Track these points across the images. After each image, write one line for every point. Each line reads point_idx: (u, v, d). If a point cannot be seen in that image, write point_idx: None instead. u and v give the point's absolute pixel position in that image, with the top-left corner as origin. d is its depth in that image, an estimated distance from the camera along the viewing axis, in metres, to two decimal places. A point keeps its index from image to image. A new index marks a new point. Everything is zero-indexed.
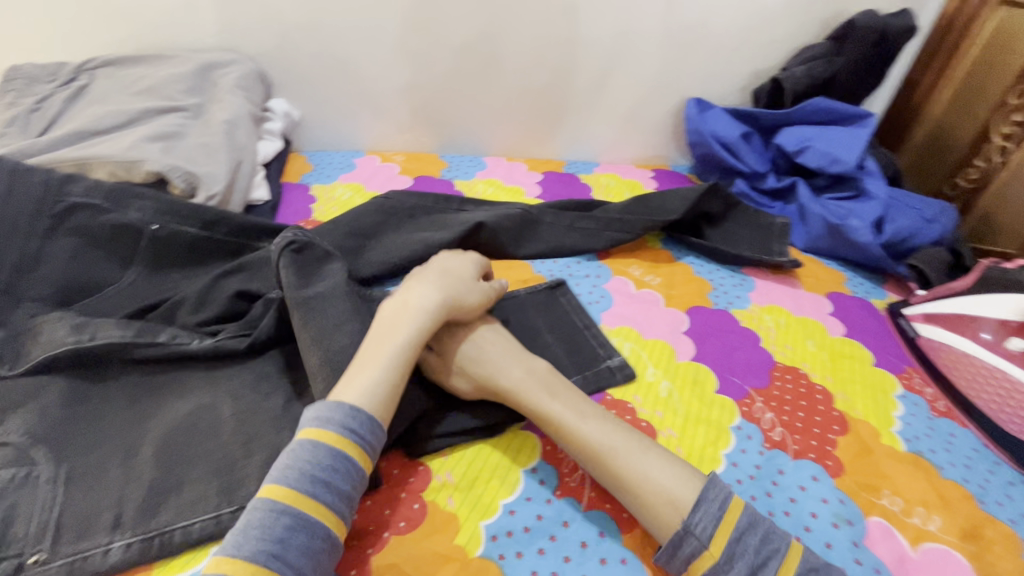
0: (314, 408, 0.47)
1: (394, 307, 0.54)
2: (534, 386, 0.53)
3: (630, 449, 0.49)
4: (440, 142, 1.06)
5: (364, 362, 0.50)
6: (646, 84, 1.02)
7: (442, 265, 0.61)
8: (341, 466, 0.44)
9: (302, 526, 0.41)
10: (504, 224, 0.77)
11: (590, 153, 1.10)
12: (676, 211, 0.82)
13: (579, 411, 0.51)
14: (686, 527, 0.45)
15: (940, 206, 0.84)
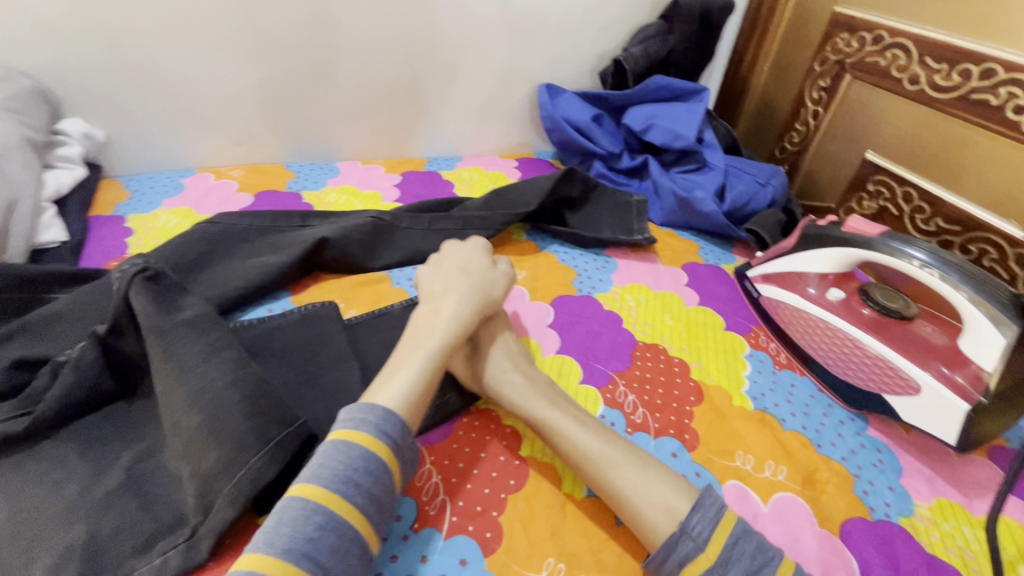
0: (347, 409, 0.46)
1: (427, 317, 0.56)
2: (529, 395, 0.53)
3: (625, 459, 0.47)
4: (286, 150, 0.97)
5: (399, 367, 0.50)
6: (496, 73, 1.00)
7: (460, 260, 0.63)
8: (373, 466, 0.43)
9: (332, 527, 0.40)
10: (351, 237, 0.71)
11: (451, 148, 1.07)
12: (534, 202, 0.81)
13: (577, 418, 0.51)
14: (682, 528, 0.43)
15: (772, 170, 0.91)
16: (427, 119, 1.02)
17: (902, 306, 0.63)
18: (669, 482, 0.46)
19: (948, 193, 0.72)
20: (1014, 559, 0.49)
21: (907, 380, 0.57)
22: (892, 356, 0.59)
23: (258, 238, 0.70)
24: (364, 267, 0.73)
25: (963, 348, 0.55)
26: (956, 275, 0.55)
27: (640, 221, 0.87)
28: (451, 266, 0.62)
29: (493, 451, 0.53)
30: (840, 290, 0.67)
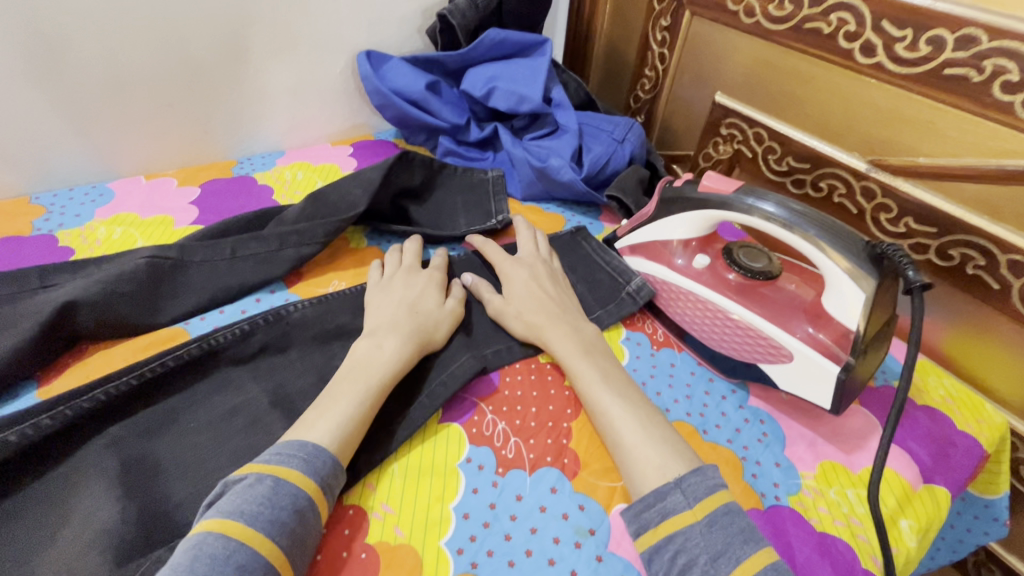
0: (277, 445, 0.42)
1: (367, 348, 0.51)
2: (571, 343, 0.55)
3: (641, 417, 0.48)
4: (30, 177, 0.73)
5: (324, 406, 0.45)
6: (302, 41, 0.82)
7: (410, 294, 0.57)
8: (301, 505, 0.39)
9: (252, 569, 0.35)
10: (116, 292, 0.53)
11: (268, 141, 0.88)
12: (364, 203, 0.67)
13: (606, 373, 0.52)
14: (676, 482, 0.42)
15: (627, 124, 0.84)
16: (225, 111, 0.82)
17: (766, 265, 0.59)
18: (671, 447, 0.45)
19: (794, 131, 0.69)
20: (895, 513, 0.48)
21: (779, 347, 0.53)
22: (759, 324, 0.54)
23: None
24: (150, 327, 0.55)
25: (826, 305, 0.52)
26: (814, 229, 0.50)
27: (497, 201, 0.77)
28: (400, 300, 0.56)
29: (334, 547, 0.42)
30: (705, 255, 0.61)
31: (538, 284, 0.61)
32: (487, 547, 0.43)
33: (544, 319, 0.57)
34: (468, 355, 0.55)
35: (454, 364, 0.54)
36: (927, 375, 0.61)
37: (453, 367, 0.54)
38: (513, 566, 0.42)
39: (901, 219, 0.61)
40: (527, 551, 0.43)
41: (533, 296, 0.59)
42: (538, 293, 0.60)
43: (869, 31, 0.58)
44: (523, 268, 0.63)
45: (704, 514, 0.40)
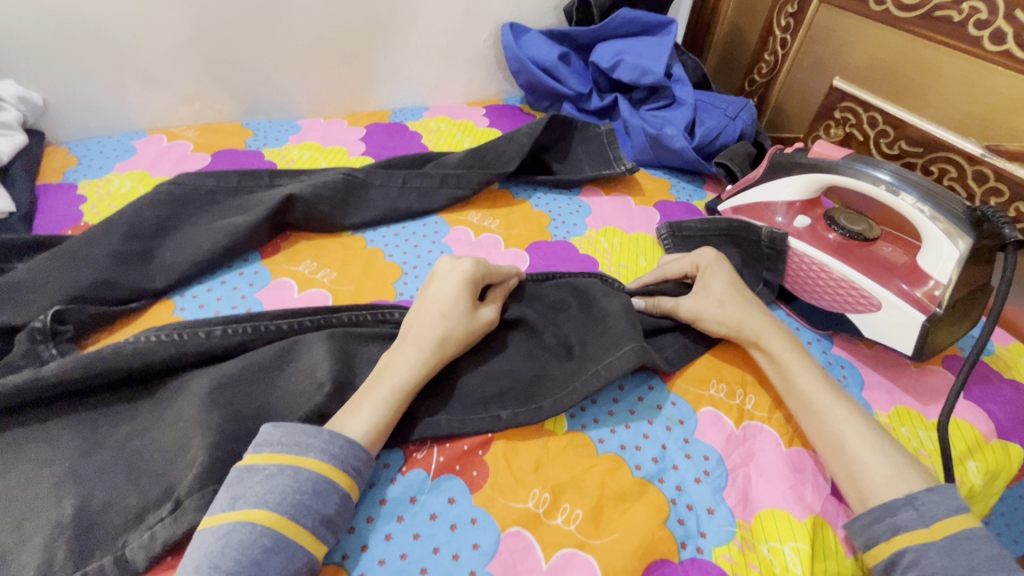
0: (288, 431, 0.43)
1: (391, 361, 0.50)
2: (785, 343, 0.56)
3: (868, 427, 0.49)
4: (242, 107, 0.92)
5: (359, 406, 0.46)
6: (458, 11, 0.95)
7: (440, 297, 0.54)
8: (323, 489, 0.41)
9: (280, 549, 0.37)
10: (322, 194, 0.69)
11: (415, 98, 1.03)
12: (514, 161, 0.80)
13: (828, 380, 0.53)
14: (909, 498, 0.44)
15: (742, 104, 0.90)
16: (389, 67, 0.97)
17: (865, 229, 0.64)
18: (895, 458, 0.47)
19: (911, 116, 0.72)
20: (964, 455, 0.53)
21: (869, 298, 0.59)
22: (854, 278, 0.60)
23: (226, 201, 0.67)
24: (337, 227, 0.71)
25: (921, 262, 0.57)
26: (916, 193, 0.56)
27: (615, 151, 0.88)
28: (432, 304, 0.53)
29: None
30: (807, 217, 0.67)
31: (733, 287, 0.60)
32: (594, 417, 0.54)
33: (755, 317, 0.58)
34: (639, 343, 0.54)
35: (620, 351, 0.54)
36: (1019, 355, 0.64)
37: (620, 353, 0.54)
38: (614, 433, 0.53)
39: (1011, 203, 0.64)
40: (626, 425, 0.53)
41: (734, 296, 0.59)
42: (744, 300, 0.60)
43: (1001, 20, 0.61)
44: (721, 262, 0.63)
45: (942, 534, 0.42)
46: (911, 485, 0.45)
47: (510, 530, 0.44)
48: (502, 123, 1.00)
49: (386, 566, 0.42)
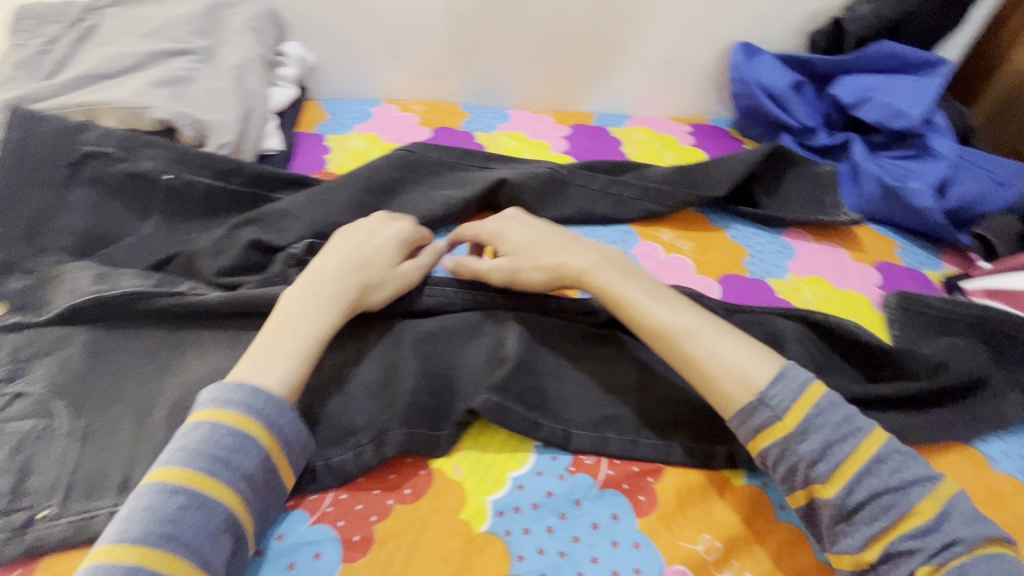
0: (210, 389, 0.42)
1: (299, 297, 0.49)
2: (609, 270, 0.54)
3: (701, 327, 0.49)
4: (464, 91, 0.99)
5: (273, 352, 0.45)
6: (690, 24, 0.92)
7: (365, 245, 0.54)
8: (242, 444, 0.40)
9: (196, 508, 0.37)
10: (530, 183, 0.72)
11: (621, 106, 1.03)
12: (724, 187, 0.76)
13: (653, 293, 0.52)
14: (760, 399, 0.45)
15: (1017, 169, 0.78)
16: (604, 72, 0.98)
17: None
18: (761, 355, 0.47)
19: None
20: None
21: None
22: None
23: (445, 173, 0.73)
24: (533, 215, 0.72)
25: None
26: None
27: (833, 196, 0.79)
28: (358, 251, 0.53)
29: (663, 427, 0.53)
30: None
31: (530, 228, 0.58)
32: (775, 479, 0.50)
33: (570, 254, 0.55)
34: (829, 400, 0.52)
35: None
36: None
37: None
38: None
39: None
40: None
41: (540, 230, 0.58)
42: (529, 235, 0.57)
43: None
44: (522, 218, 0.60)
45: (796, 424, 0.44)
46: (763, 379, 0.45)
47: (674, 568, 0.43)
48: (710, 146, 0.95)
49: (544, 557, 0.43)
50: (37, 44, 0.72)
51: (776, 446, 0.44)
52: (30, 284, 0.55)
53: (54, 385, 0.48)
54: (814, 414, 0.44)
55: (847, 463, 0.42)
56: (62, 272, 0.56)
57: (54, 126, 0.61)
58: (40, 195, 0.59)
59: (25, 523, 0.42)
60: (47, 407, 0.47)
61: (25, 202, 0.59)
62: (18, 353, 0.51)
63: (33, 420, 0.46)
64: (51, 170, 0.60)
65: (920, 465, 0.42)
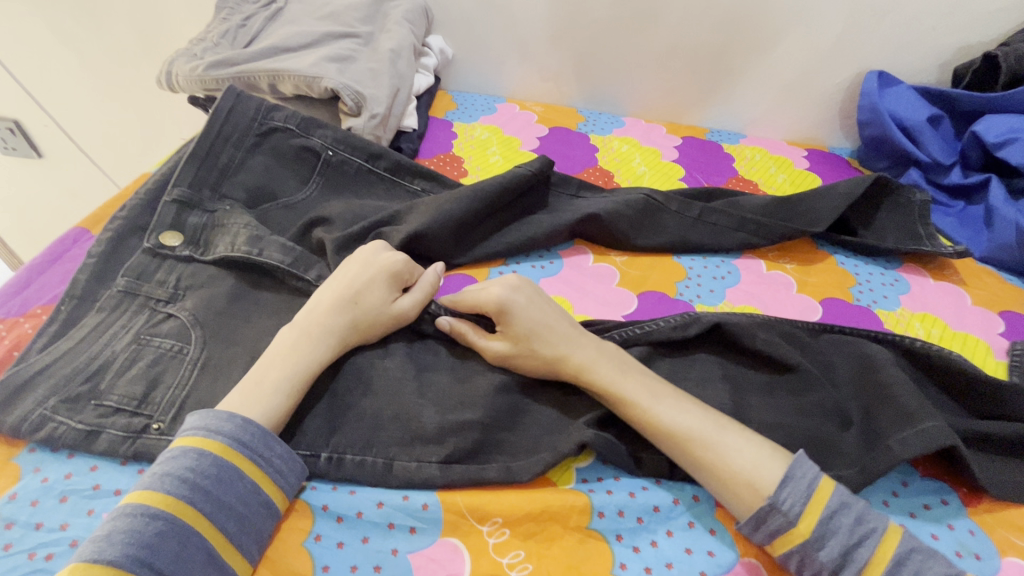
0: (201, 416, 0.44)
1: (292, 335, 0.51)
2: (607, 365, 0.53)
3: (704, 426, 0.49)
4: (581, 95, 1.04)
5: (264, 381, 0.47)
6: (823, 50, 0.92)
7: (352, 283, 0.55)
8: (225, 475, 0.42)
9: (174, 534, 0.38)
10: (623, 212, 0.73)
11: (735, 124, 1.03)
12: (821, 224, 0.75)
13: (654, 391, 0.51)
14: (772, 504, 0.44)
15: None
16: (724, 91, 0.99)
17: None
18: (767, 450, 0.48)
19: None
20: None
21: None
22: None
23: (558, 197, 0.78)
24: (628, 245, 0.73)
25: None
26: None
27: (929, 228, 0.77)
28: (341, 287, 0.54)
29: None
30: None
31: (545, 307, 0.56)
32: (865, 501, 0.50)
33: (569, 347, 0.53)
34: (944, 423, 0.50)
35: (929, 422, 0.50)
36: None
37: (919, 429, 0.50)
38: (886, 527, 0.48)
39: None
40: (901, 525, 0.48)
41: (537, 301, 0.57)
42: (529, 301, 0.56)
43: None
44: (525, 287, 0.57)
45: (811, 529, 0.43)
46: (771, 482, 0.45)
47: (748, 557, 0.46)
48: (825, 172, 0.94)
49: (622, 519, 0.47)
50: (237, 19, 0.85)
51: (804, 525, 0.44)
52: (198, 224, 0.64)
53: (195, 316, 0.56)
54: (828, 515, 0.44)
55: (867, 567, 0.42)
56: (226, 221, 0.65)
57: (256, 105, 0.73)
58: (227, 153, 0.69)
59: (142, 429, 0.48)
60: (186, 333, 0.55)
61: (217, 156, 0.69)
62: (179, 281, 0.60)
63: (175, 342, 0.54)
64: (243, 137, 0.71)
65: (941, 564, 0.42)
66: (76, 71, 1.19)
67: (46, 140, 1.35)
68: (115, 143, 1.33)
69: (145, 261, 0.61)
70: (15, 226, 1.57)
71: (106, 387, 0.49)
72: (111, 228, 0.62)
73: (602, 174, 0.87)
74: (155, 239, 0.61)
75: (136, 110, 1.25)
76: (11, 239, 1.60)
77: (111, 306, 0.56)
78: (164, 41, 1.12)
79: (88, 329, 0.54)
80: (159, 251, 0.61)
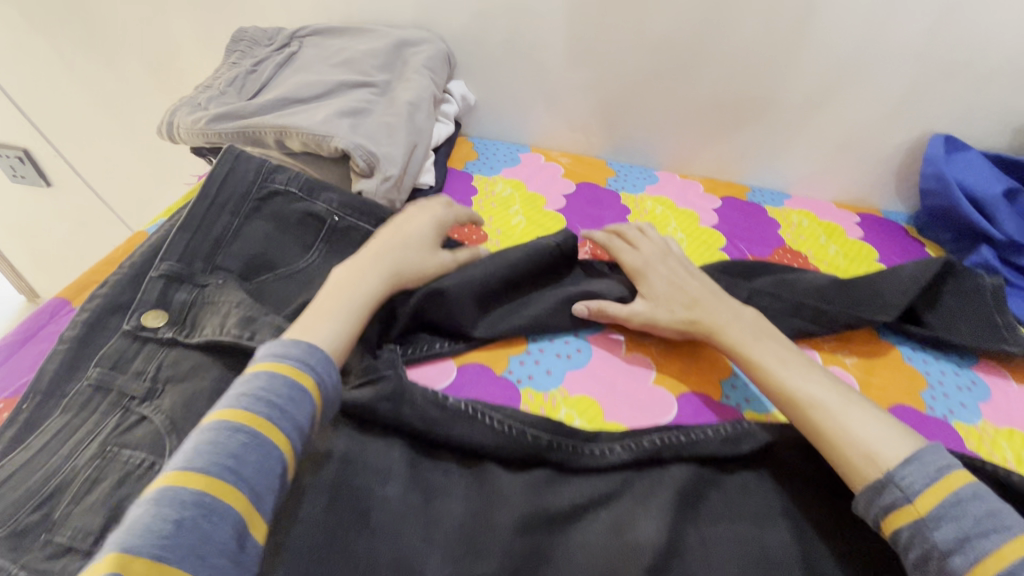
0: (269, 345, 0.45)
1: (346, 273, 0.55)
2: (738, 331, 0.59)
3: (830, 399, 0.52)
4: (612, 146, 0.97)
5: (323, 313, 0.50)
6: (881, 108, 0.83)
7: (403, 235, 0.61)
8: (296, 395, 0.42)
9: (256, 446, 0.39)
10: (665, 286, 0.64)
11: (779, 182, 0.95)
12: (893, 311, 0.66)
13: (782, 359, 0.56)
14: (888, 477, 0.45)
15: None
16: (768, 148, 0.91)
17: None
18: (889, 426, 0.49)
19: None
20: None
21: None
22: None
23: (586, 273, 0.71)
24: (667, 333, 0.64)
25: None
26: None
27: (1006, 317, 0.68)
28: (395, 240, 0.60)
29: None
30: None
31: (675, 275, 0.65)
32: None
33: (703, 313, 0.61)
34: None
35: None
36: None
37: None
38: None
39: None
40: None
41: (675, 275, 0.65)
42: (669, 270, 0.65)
43: None
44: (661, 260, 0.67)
45: (928, 510, 0.43)
46: (894, 458, 0.46)
47: None
48: (884, 244, 0.84)
49: None
50: (247, 64, 0.80)
51: (907, 529, 0.43)
52: (184, 301, 0.58)
53: (173, 420, 0.49)
54: (953, 501, 0.43)
55: (990, 558, 0.39)
56: (215, 298, 0.58)
57: (257, 166, 0.68)
58: (223, 220, 0.64)
59: None
60: (160, 442, 0.48)
61: (211, 224, 0.63)
62: (160, 370, 0.53)
63: (146, 455, 0.47)
64: (241, 202, 0.66)
65: None
66: (85, 102, 1.15)
67: (54, 171, 1.31)
68: (121, 175, 1.28)
69: (124, 345, 0.54)
70: (25, 252, 1.55)
71: (61, 517, 0.43)
72: (90, 306, 0.56)
73: None
74: (135, 320, 0.55)
75: (145, 144, 1.21)
76: (20, 263, 1.58)
77: (79, 403, 0.50)
78: (175, 77, 1.07)
79: (51, 434, 0.48)
80: (139, 333, 0.55)
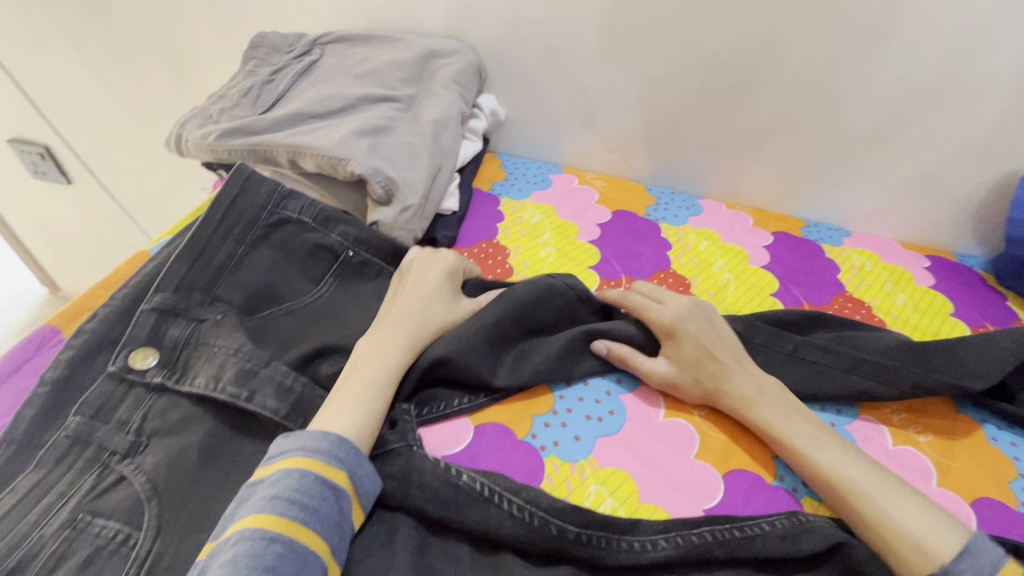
0: (297, 437, 0.43)
1: (371, 347, 0.52)
2: (769, 402, 0.53)
3: (874, 486, 0.47)
4: (652, 169, 0.89)
5: (345, 397, 0.47)
6: (963, 141, 0.74)
7: (426, 291, 0.57)
8: (331, 494, 0.41)
9: (294, 556, 0.37)
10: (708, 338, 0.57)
11: (836, 216, 0.86)
12: (979, 380, 0.57)
13: (818, 438, 0.51)
14: (967, 546, 0.42)
15: None
16: (827, 179, 0.82)
17: None
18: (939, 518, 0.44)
19: None
20: None
21: None
22: None
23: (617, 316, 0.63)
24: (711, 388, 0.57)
25: None
26: None
27: None
28: (418, 297, 0.57)
29: None
30: None
31: (704, 332, 0.58)
32: None
33: (734, 381, 0.55)
34: None
35: None
36: None
37: None
38: None
39: None
40: None
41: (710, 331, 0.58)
42: (700, 328, 0.58)
43: None
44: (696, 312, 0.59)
45: None
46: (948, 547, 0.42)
47: None
48: (959, 295, 0.75)
49: None
50: (264, 73, 0.75)
51: None
52: (177, 339, 0.52)
53: (154, 484, 0.44)
54: None
55: None
56: (211, 339, 0.52)
57: (269, 188, 0.61)
58: (227, 248, 0.58)
59: None
60: (138, 510, 0.43)
61: (214, 251, 0.57)
62: (146, 421, 0.48)
63: (121, 526, 0.42)
64: (247, 228, 0.59)
65: None
66: (105, 100, 1.12)
67: (75, 167, 1.29)
68: (139, 174, 1.25)
69: (108, 389, 0.48)
70: (46, 245, 1.54)
71: None
72: (75, 342, 0.51)
73: (675, 282, 0.71)
74: (122, 360, 0.50)
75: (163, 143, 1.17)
76: (42, 256, 1.57)
77: (53, 458, 0.45)
78: (194, 77, 1.03)
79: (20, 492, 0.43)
80: (126, 375, 0.49)
